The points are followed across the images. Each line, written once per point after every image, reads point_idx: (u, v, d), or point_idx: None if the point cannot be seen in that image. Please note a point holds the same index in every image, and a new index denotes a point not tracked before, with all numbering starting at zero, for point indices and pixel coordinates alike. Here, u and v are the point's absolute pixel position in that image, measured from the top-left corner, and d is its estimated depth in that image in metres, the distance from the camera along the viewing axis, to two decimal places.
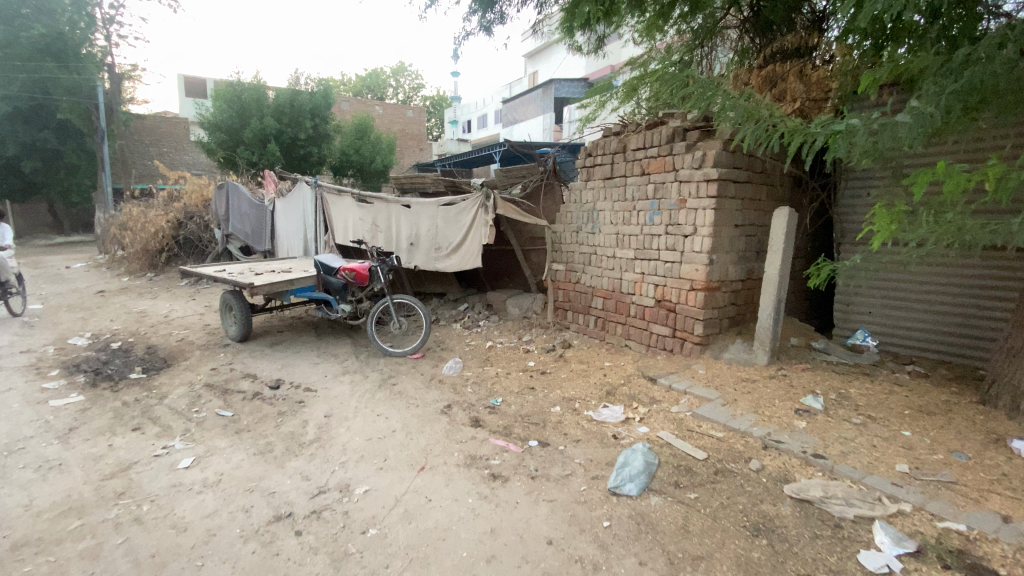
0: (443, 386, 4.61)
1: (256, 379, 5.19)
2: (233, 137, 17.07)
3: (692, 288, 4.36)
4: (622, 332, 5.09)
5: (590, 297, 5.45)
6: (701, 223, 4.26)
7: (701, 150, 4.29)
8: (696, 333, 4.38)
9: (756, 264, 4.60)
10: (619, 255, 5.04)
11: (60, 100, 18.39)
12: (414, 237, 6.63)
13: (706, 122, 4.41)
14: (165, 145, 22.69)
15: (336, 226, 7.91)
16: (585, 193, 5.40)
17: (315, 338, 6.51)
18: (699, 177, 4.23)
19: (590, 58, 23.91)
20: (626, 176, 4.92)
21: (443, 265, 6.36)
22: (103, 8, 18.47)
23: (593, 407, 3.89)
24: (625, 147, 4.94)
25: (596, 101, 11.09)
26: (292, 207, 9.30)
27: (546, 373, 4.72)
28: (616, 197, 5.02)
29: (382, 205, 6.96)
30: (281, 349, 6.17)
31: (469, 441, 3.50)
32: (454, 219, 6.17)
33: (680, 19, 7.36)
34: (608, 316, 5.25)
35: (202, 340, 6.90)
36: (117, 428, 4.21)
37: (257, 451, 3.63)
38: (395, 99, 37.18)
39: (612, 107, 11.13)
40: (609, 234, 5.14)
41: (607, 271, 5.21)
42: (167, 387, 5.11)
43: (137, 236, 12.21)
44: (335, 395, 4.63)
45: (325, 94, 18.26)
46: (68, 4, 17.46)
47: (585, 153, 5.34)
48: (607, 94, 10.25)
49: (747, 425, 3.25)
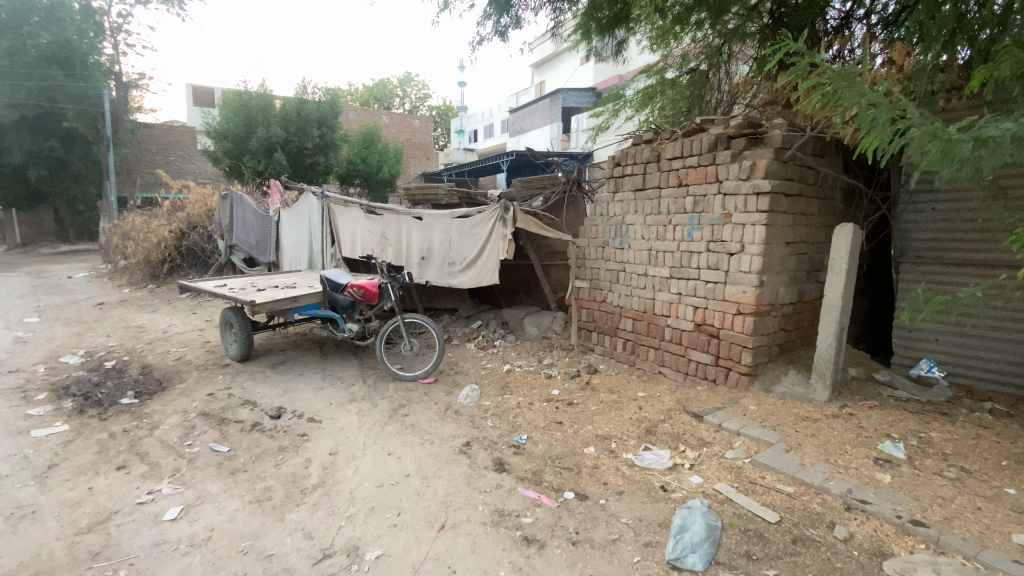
0: (459, 418, 4.16)
1: (256, 406, 4.76)
2: (239, 146, 16.82)
3: (739, 312, 3.93)
4: (654, 358, 4.64)
5: (617, 318, 4.99)
6: (750, 240, 3.83)
7: (749, 160, 3.87)
8: (744, 362, 3.93)
9: (807, 286, 4.19)
10: (652, 273, 4.59)
11: (66, 108, 18.23)
12: (425, 251, 6.23)
13: (753, 129, 3.99)
14: (171, 154, 22.51)
15: (344, 238, 7.53)
16: (612, 205, 4.96)
17: (319, 358, 6.09)
18: (748, 189, 3.81)
19: (599, 67, 23.60)
20: (660, 187, 4.49)
21: (457, 281, 5.94)
22: (111, 18, 18.45)
23: (633, 449, 3.44)
24: (659, 155, 4.51)
25: (609, 110, 10.78)
26: (297, 219, 8.93)
27: (574, 404, 4.26)
28: (649, 210, 4.58)
29: (393, 218, 6.57)
30: (283, 371, 5.75)
31: (494, 491, 3.06)
32: (469, 232, 5.75)
33: (701, 25, 7.06)
34: (638, 339, 4.79)
35: (200, 360, 6.49)
36: (100, 466, 3.78)
37: (254, 499, 3.20)
38: (402, 109, 37.11)
39: (625, 116, 10.83)
40: (640, 250, 4.69)
41: (637, 291, 4.75)
42: (160, 415, 4.69)
43: (140, 246, 11.89)
44: (341, 428, 4.20)
45: (332, 104, 18.07)
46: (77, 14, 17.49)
47: (613, 162, 4.91)
48: (621, 103, 9.95)
49: (821, 479, 2.81)
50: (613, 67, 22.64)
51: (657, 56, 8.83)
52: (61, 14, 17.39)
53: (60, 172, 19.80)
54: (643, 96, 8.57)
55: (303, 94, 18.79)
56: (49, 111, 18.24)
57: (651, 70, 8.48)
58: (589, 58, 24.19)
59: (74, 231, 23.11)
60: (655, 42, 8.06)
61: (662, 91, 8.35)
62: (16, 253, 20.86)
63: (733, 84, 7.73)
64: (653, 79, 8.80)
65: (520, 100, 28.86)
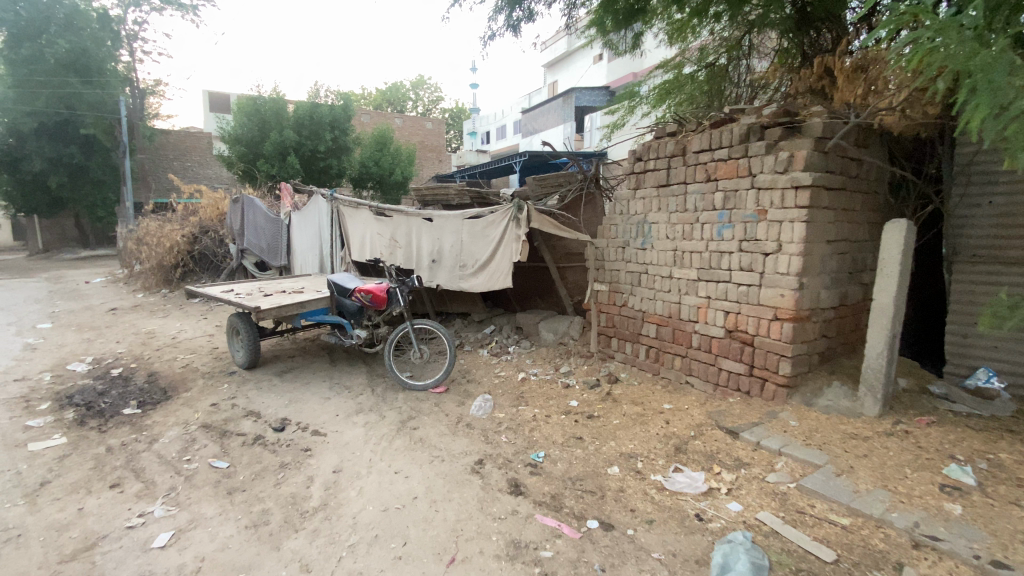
0: (471, 432, 3.89)
1: (259, 418, 4.54)
2: (253, 150, 16.82)
3: (776, 317, 3.61)
4: (680, 366, 4.33)
5: (640, 323, 4.67)
6: (788, 238, 3.51)
7: (786, 151, 3.53)
8: (783, 373, 3.61)
9: (849, 288, 3.84)
10: (678, 275, 4.27)
11: (84, 115, 18.43)
12: (436, 253, 5.98)
13: (790, 117, 3.65)
14: (187, 159, 22.70)
15: (353, 241, 7.32)
16: (632, 202, 4.64)
17: (326, 366, 5.86)
18: (785, 183, 3.48)
19: (612, 65, 23.19)
20: (686, 183, 4.16)
21: (469, 285, 5.67)
22: (127, 25, 18.63)
23: (661, 470, 3.13)
24: (685, 148, 4.18)
25: (624, 107, 10.44)
26: (306, 222, 8.75)
27: (594, 417, 3.95)
28: (673, 207, 4.26)
29: (402, 219, 6.33)
30: (289, 380, 5.52)
31: (509, 518, 2.77)
32: (481, 233, 5.47)
33: (720, 15, 6.73)
34: (663, 346, 4.48)
35: (207, 367, 6.31)
36: (94, 484, 3.58)
37: (250, 523, 2.96)
38: (415, 111, 37.10)
39: (641, 113, 10.49)
40: (663, 250, 4.37)
41: (661, 294, 4.44)
42: (160, 427, 4.50)
43: (153, 251, 11.87)
44: (347, 442, 3.95)
45: (344, 107, 18.00)
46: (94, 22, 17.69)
47: (634, 155, 4.59)
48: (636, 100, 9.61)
49: (880, 510, 2.48)
50: (627, 65, 22.23)
51: (674, 49, 8.49)
52: (79, 23, 17.60)
53: (79, 178, 20.04)
54: (661, 91, 8.24)
55: (316, 97, 18.73)
56: (68, 118, 18.48)
57: (668, 64, 8.13)
58: (602, 56, 23.84)
59: (94, 237, 23.42)
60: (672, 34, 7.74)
61: (681, 85, 8.00)
62: (39, 259, 21.19)
63: (755, 75, 7.35)
64: (671, 72, 8.45)
65: (533, 100, 28.60)
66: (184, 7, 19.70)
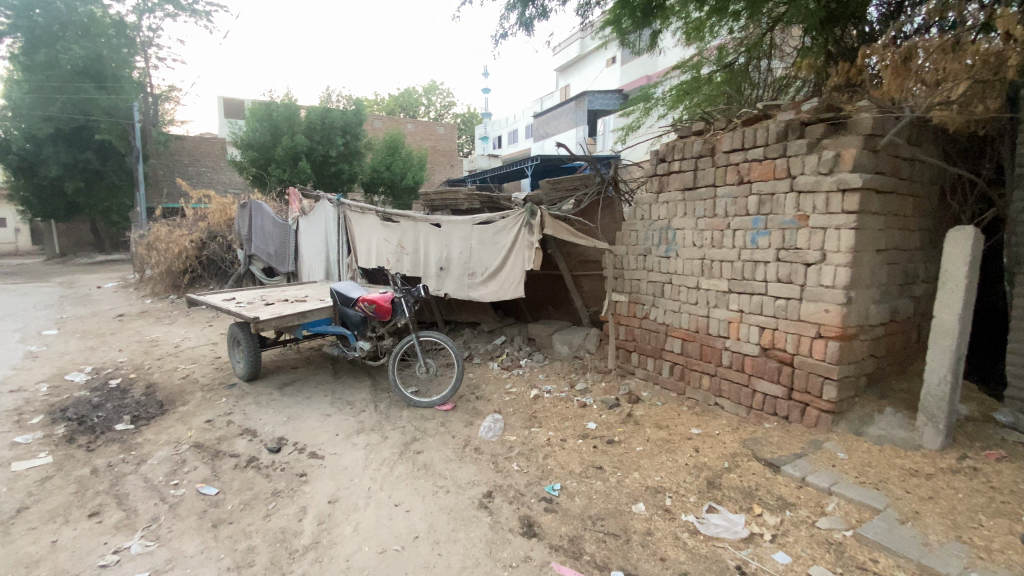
0: (480, 458, 3.56)
1: (254, 436, 4.25)
2: (264, 155, 16.75)
3: (820, 335, 3.24)
4: (709, 385, 3.98)
5: (662, 338, 4.33)
6: (833, 247, 3.15)
7: (831, 150, 3.18)
8: (827, 397, 3.25)
9: (899, 303, 3.45)
10: (706, 286, 3.92)
11: (99, 121, 18.53)
12: (444, 261, 5.67)
13: (835, 112, 3.30)
14: (201, 164, 22.78)
15: (359, 247, 7.06)
16: (654, 206, 4.29)
17: (329, 378, 5.57)
18: (831, 186, 3.12)
19: (626, 67, 22.82)
20: (715, 186, 3.81)
21: (478, 294, 5.36)
22: (142, 32, 18.75)
23: (693, 509, 2.77)
24: (713, 148, 3.84)
25: (640, 109, 10.09)
26: (313, 226, 8.50)
27: (615, 443, 3.60)
28: (701, 212, 3.91)
29: (410, 224, 6.05)
30: (289, 394, 5.24)
31: (521, 566, 2.44)
32: (491, 240, 5.16)
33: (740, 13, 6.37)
34: (689, 363, 4.12)
35: (207, 378, 6.07)
36: (73, 512, 3.32)
37: (233, 565, 2.66)
38: (427, 117, 37.07)
39: (658, 115, 10.12)
40: (689, 259, 4.03)
41: (687, 307, 4.09)
42: (151, 446, 4.24)
43: (162, 256, 11.76)
44: (345, 467, 3.65)
45: (356, 111, 17.89)
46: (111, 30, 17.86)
47: (656, 155, 4.25)
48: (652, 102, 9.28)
49: (961, 570, 2.10)
50: (641, 67, 21.85)
51: (692, 49, 8.14)
52: (94, 29, 17.75)
53: (95, 183, 20.18)
54: (679, 92, 7.86)
55: (328, 102, 18.62)
56: (84, 124, 18.62)
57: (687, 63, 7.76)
58: (615, 59, 23.49)
59: (109, 241, 23.60)
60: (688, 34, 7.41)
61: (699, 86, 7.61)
62: (55, 263, 21.36)
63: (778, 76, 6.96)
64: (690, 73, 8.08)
65: (545, 104, 28.34)
66: (198, 13, 19.77)
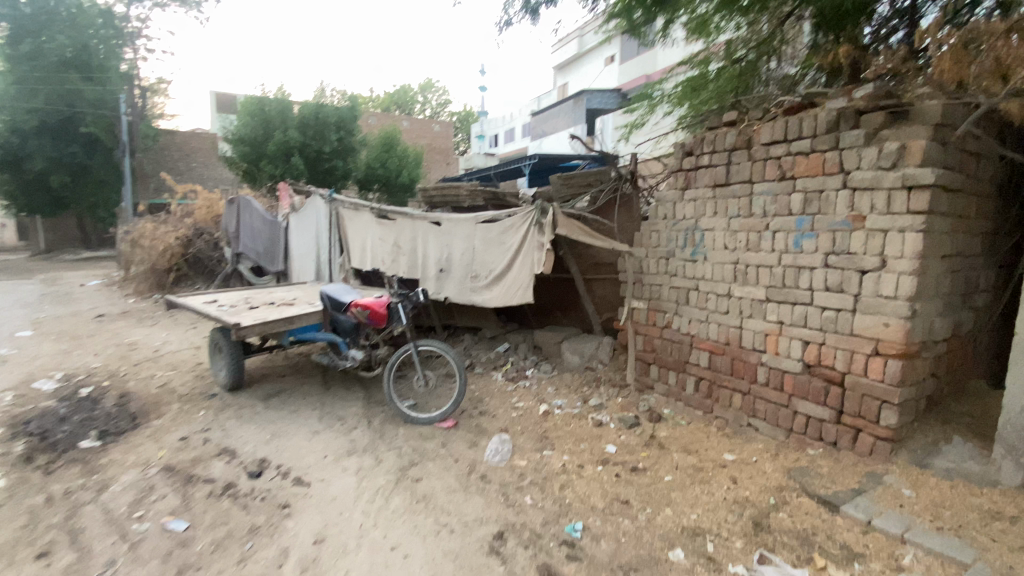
0: (487, 488, 3.13)
1: (233, 458, 3.80)
2: (255, 150, 16.20)
3: (877, 353, 2.86)
4: (741, 404, 3.59)
5: (687, 349, 3.92)
6: (895, 253, 2.76)
7: (893, 141, 2.79)
8: (885, 423, 2.86)
9: (961, 316, 3.07)
10: (739, 294, 3.53)
11: (85, 113, 17.92)
12: (443, 262, 5.24)
13: (895, 98, 2.91)
14: (192, 160, 22.18)
15: (353, 246, 6.62)
16: (679, 204, 3.89)
17: (318, 389, 5.12)
18: (894, 182, 2.73)
19: (624, 66, 22.36)
20: (751, 181, 3.42)
21: (481, 299, 4.92)
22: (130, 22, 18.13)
23: (742, 560, 2.37)
24: (750, 139, 3.44)
25: (645, 105, 9.69)
26: (304, 224, 8.03)
27: (640, 471, 3.19)
28: (734, 211, 3.51)
29: (407, 222, 5.62)
30: (274, 407, 4.78)
31: None
32: (496, 240, 4.73)
33: None
34: (718, 378, 3.72)
35: (186, 387, 5.60)
36: (17, 553, 2.86)
37: None
38: (423, 115, 36.53)
39: (663, 112, 9.72)
40: (719, 264, 3.63)
41: (716, 316, 3.70)
42: (116, 469, 3.78)
43: (146, 254, 11.23)
44: (334, 497, 3.21)
45: (351, 107, 17.38)
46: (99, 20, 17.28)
47: (682, 148, 3.86)
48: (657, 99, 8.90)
49: None
50: (640, 66, 21.43)
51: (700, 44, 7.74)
52: (81, 19, 17.14)
53: (81, 177, 19.56)
54: (684, 90, 7.46)
55: (322, 97, 18.08)
56: (69, 116, 18.01)
57: (693, 59, 7.34)
58: (614, 57, 23.11)
59: (96, 238, 22.95)
60: (697, 28, 7.04)
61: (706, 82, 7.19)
62: (39, 259, 20.72)
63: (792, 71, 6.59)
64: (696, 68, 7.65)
65: (542, 103, 27.92)
66: (188, 3, 19.16)
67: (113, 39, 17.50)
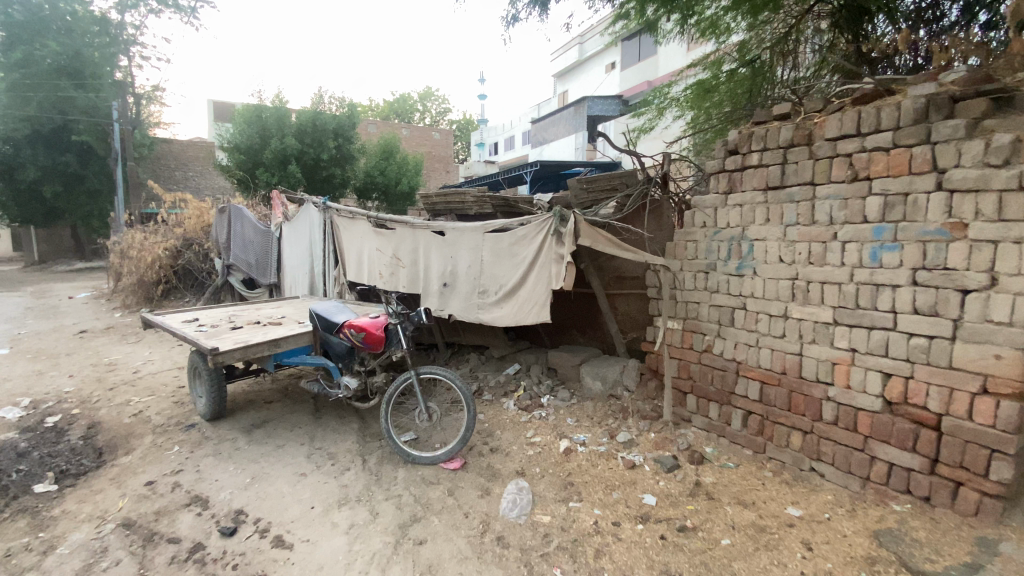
0: (507, 556, 2.59)
1: (205, 509, 3.25)
2: (251, 158, 15.73)
3: (986, 392, 2.35)
4: (801, 445, 3.06)
5: (732, 379, 3.40)
6: (1012, 269, 2.24)
7: (1005, 133, 2.29)
8: (996, 478, 2.36)
9: None
10: (799, 316, 3.01)
11: (78, 121, 17.50)
12: (447, 275, 4.70)
13: (1000, 83, 2.42)
14: (188, 169, 21.74)
15: (348, 258, 6.11)
16: (721, 210, 3.37)
17: (308, 420, 4.56)
18: (1010, 182, 2.23)
19: (625, 73, 21.92)
20: (813, 183, 2.91)
21: (490, 318, 4.36)
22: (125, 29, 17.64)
23: None
24: (811, 133, 2.94)
25: (653, 109, 9.22)
26: (297, 234, 7.50)
27: (691, 533, 2.64)
28: (792, 217, 3.00)
29: (407, 232, 5.10)
30: (257, 442, 4.22)
31: None
32: (507, 251, 4.19)
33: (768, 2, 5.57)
34: (772, 413, 3.20)
35: (162, 415, 5.04)
36: None
37: None
38: (422, 123, 36.18)
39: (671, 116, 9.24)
40: (772, 279, 3.12)
41: (769, 340, 3.18)
42: (68, 524, 3.23)
43: (133, 266, 10.69)
44: (321, 565, 2.66)
45: (349, 114, 16.90)
46: (94, 24, 16.40)
47: (724, 146, 3.36)
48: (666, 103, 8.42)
49: None
50: (641, 73, 21.00)
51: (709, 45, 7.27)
52: (78, 27, 16.28)
53: (75, 187, 19.08)
54: (694, 93, 7.03)
55: (320, 104, 17.56)
56: (62, 125, 17.54)
57: (703, 61, 6.88)
58: (615, 64, 22.71)
59: (89, 248, 22.43)
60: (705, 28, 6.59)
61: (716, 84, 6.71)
62: (31, 270, 20.18)
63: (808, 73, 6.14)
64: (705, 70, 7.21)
65: (542, 110, 27.55)
66: (183, 9, 18.74)
67: (112, 46, 16.57)
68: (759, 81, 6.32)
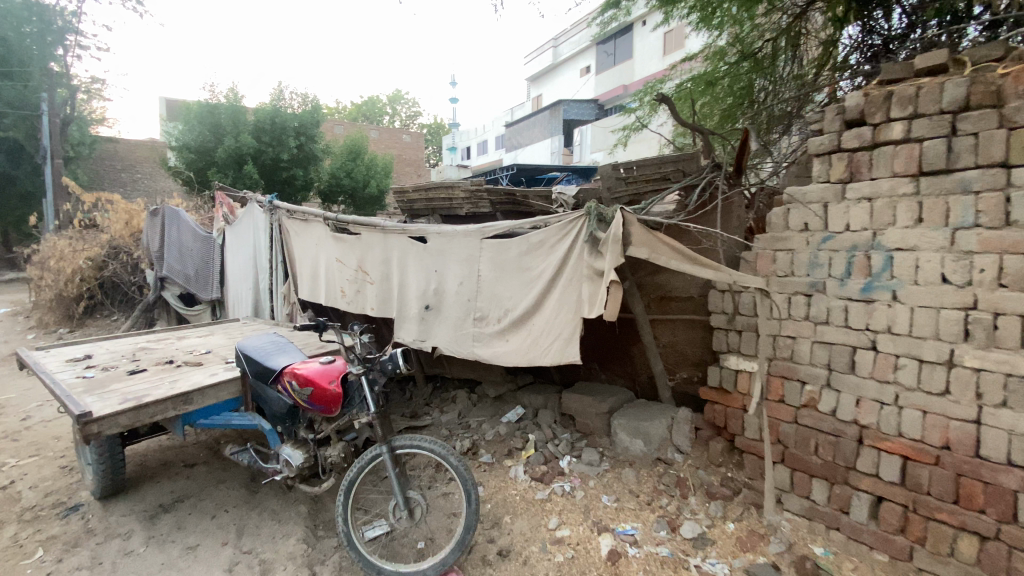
0: None
1: None
2: (203, 157, 14.14)
3: None
4: (975, 555, 2.05)
5: (851, 449, 2.37)
6: None
7: None
8: None
9: None
10: (978, 362, 2.00)
11: (3, 114, 14.90)
12: (430, 295, 3.50)
13: None
14: (135, 170, 19.74)
15: (301, 270, 4.86)
16: (837, 206, 2.36)
17: (238, 499, 3.30)
18: None
19: (600, 77, 20.81)
20: (1005, 165, 1.94)
21: (488, 354, 3.18)
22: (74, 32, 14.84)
23: None
24: (1000, 90, 1.98)
25: (646, 106, 8.28)
26: (240, 240, 6.17)
27: None
28: (967, 216, 2.01)
29: (376, 237, 3.92)
30: (161, 539, 2.96)
31: None
32: (515, 264, 3.05)
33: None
34: (922, 503, 2.18)
35: (37, 491, 3.66)
36: None
37: None
38: (392, 125, 34.69)
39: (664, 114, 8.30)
40: (927, 308, 2.11)
41: (919, 396, 2.17)
42: None
43: (48, 279, 9.00)
44: None
45: (312, 111, 15.41)
46: (22, 7, 13.79)
47: (840, 114, 2.37)
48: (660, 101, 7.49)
49: None
50: (615, 78, 19.73)
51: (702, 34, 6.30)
52: (10, 15, 13.64)
53: None
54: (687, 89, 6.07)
55: (280, 99, 15.73)
56: None
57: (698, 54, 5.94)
58: (591, 67, 21.77)
59: None
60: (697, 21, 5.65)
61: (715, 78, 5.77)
62: None
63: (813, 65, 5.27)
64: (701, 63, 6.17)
65: (517, 114, 26.55)
66: None
67: (47, 35, 14.19)
68: (754, 80, 5.30)
